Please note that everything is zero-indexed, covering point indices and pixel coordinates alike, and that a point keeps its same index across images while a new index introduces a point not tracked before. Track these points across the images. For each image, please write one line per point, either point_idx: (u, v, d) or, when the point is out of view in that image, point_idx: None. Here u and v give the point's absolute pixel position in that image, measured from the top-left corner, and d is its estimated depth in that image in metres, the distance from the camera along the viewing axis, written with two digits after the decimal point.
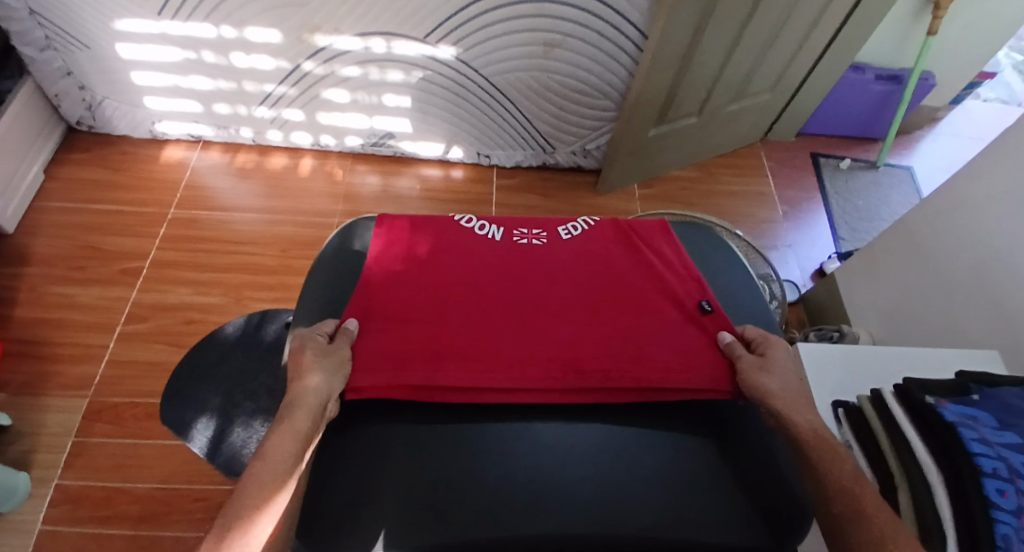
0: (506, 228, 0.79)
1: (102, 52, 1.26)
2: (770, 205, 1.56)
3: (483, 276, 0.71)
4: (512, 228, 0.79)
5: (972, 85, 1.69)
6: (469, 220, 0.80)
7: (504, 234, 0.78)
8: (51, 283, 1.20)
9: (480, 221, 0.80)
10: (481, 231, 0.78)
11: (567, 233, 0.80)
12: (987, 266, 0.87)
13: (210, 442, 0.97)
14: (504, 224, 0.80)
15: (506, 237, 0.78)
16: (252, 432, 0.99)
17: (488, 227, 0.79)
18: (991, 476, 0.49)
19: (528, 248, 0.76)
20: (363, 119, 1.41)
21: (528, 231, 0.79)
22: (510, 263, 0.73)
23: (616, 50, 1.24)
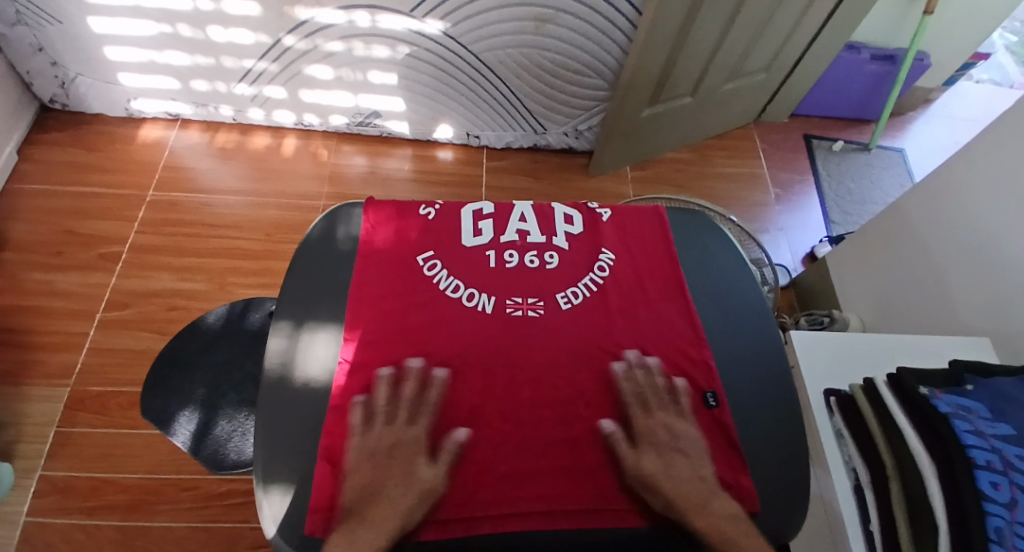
0: (498, 297, 0.67)
1: (73, 26, 1.20)
2: (762, 188, 1.55)
3: (468, 362, 0.61)
4: (506, 295, 0.67)
5: (966, 66, 1.67)
6: (455, 287, 0.67)
7: (496, 306, 0.66)
8: (27, 269, 1.16)
9: (468, 288, 0.67)
10: (468, 303, 0.66)
11: (567, 300, 0.67)
12: (978, 253, 0.87)
13: (193, 436, 0.99)
14: (496, 291, 0.67)
15: (498, 308, 0.66)
16: (238, 426, 1.02)
17: (478, 296, 0.67)
18: (984, 468, 0.49)
19: (524, 323, 0.65)
20: (349, 98, 1.36)
21: (523, 299, 0.67)
22: (501, 342, 0.63)
23: (610, 27, 1.21)
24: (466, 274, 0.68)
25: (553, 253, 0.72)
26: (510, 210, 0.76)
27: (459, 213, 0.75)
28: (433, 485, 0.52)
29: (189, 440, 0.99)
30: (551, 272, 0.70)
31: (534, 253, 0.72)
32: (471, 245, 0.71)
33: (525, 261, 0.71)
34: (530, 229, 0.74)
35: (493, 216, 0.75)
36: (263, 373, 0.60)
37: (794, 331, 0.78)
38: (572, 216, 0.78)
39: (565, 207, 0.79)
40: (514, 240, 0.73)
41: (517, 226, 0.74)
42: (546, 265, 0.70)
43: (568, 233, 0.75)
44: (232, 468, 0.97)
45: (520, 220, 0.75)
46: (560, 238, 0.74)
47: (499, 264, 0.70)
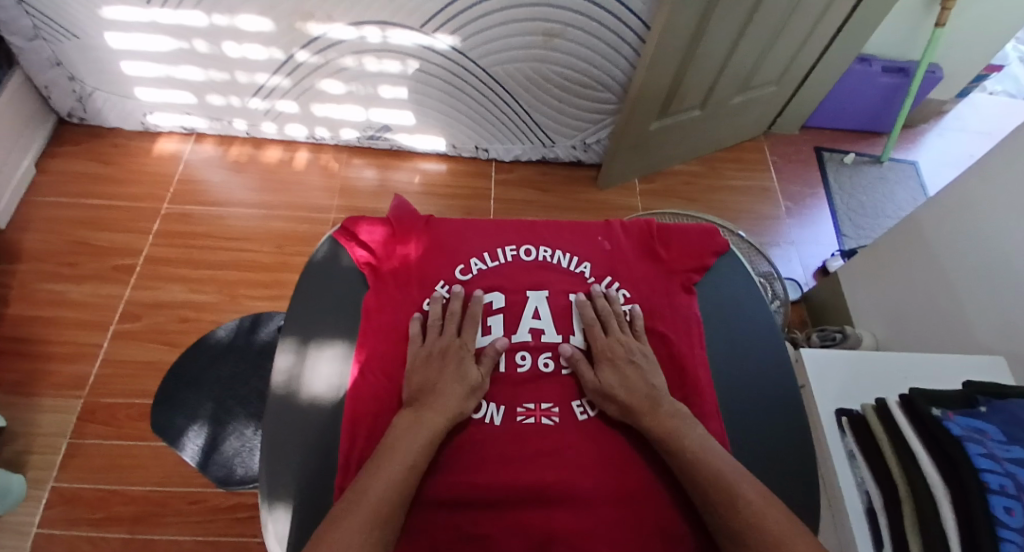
0: (508, 405, 0.61)
1: (91, 41, 1.23)
2: (772, 200, 1.54)
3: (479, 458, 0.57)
4: (516, 404, 0.61)
5: (980, 77, 1.65)
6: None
7: (505, 417, 0.60)
8: (43, 280, 1.19)
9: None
10: (473, 415, 0.60)
11: (583, 410, 0.61)
12: (994, 269, 0.86)
13: (202, 450, 1.00)
14: (504, 400, 0.62)
15: (507, 419, 0.60)
16: (246, 441, 1.02)
17: (484, 406, 0.61)
18: (997, 493, 0.47)
19: (535, 435, 0.59)
20: (359, 112, 1.38)
21: (536, 405, 0.62)
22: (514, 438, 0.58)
23: (617, 41, 1.21)
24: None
25: (569, 353, 0.65)
26: (524, 304, 0.68)
27: (466, 305, 0.67)
28: (478, 384, 0.60)
29: (198, 452, 0.99)
30: (566, 380, 0.63)
31: (548, 354, 0.65)
32: (478, 347, 0.65)
33: (538, 363, 0.64)
34: (543, 326, 0.67)
35: (504, 309, 0.68)
36: (269, 389, 0.61)
37: (805, 350, 0.77)
38: (592, 309, 0.69)
39: (584, 298, 0.70)
40: (526, 340, 0.65)
41: (530, 325, 0.67)
42: (559, 371, 0.64)
43: (586, 331, 0.67)
44: (239, 482, 0.97)
45: (533, 316, 0.67)
46: (579, 336, 0.67)
47: (510, 369, 0.63)
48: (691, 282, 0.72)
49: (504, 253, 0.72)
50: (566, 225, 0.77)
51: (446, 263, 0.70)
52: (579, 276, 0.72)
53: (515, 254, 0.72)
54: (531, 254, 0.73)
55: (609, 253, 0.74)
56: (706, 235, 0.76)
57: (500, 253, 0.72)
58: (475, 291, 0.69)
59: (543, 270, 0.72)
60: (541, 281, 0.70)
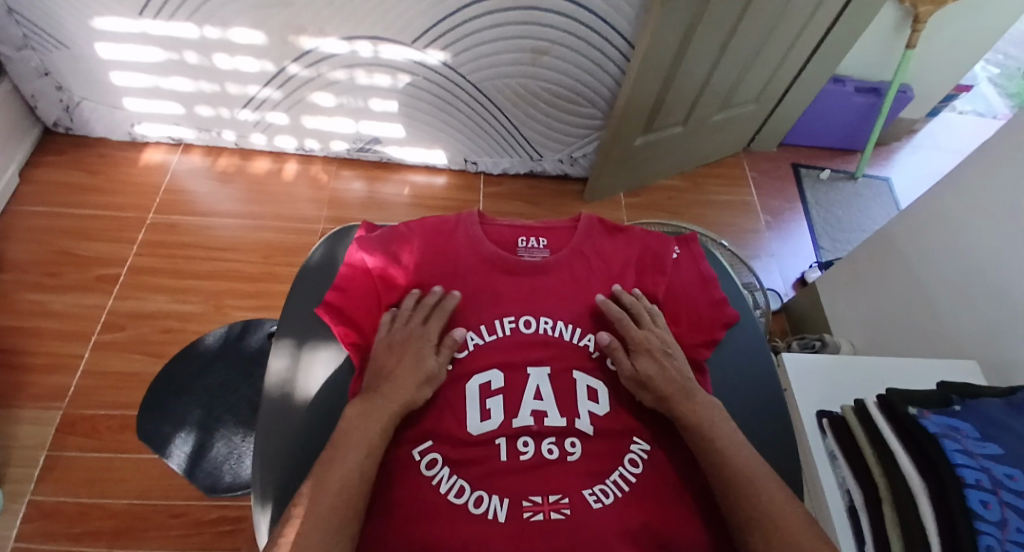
0: (511, 498, 0.53)
1: (81, 52, 1.23)
2: (753, 214, 1.59)
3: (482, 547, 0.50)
4: (521, 496, 0.53)
5: (947, 98, 1.74)
6: (460, 489, 0.54)
7: (510, 512, 0.52)
8: (24, 290, 1.16)
9: (475, 489, 0.54)
10: (476, 510, 0.52)
11: (597, 498, 0.54)
12: (965, 278, 0.90)
13: (189, 458, 0.97)
14: (507, 491, 0.54)
15: (512, 513, 0.52)
16: (234, 448, 0.99)
17: (487, 500, 0.53)
18: (974, 487, 0.50)
19: (546, 532, 0.51)
20: (349, 124, 1.39)
21: (543, 497, 0.53)
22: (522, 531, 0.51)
23: (603, 59, 1.25)
24: (473, 471, 0.55)
25: (575, 438, 0.58)
26: (524, 383, 0.60)
27: (463, 391, 0.60)
28: (434, 373, 0.59)
29: (184, 458, 0.97)
30: (573, 467, 0.56)
31: (552, 439, 0.58)
32: (477, 434, 0.57)
33: (541, 449, 0.57)
34: (547, 407, 0.59)
35: (503, 390, 0.60)
36: (263, 390, 0.62)
37: (787, 356, 0.80)
38: (597, 388, 0.62)
39: (590, 376, 0.62)
40: (528, 423, 0.58)
41: (531, 407, 0.59)
42: (565, 460, 0.56)
43: (592, 413, 0.60)
44: (227, 490, 0.95)
45: (534, 397, 0.60)
46: (584, 419, 0.59)
47: (511, 457, 0.56)
48: (697, 361, 0.70)
49: (502, 325, 0.64)
50: (571, 284, 0.68)
51: (446, 325, 0.63)
52: (584, 349, 0.64)
53: (515, 326, 0.63)
54: (531, 325, 0.64)
55: (622, 327, 0.66)
56: (714, 308, 0.73)
57: (498, 324, 0.64)
58: (474, 368, 0.61)
59: (546, 345, 0.63)
60: (543, 356, 0.62)
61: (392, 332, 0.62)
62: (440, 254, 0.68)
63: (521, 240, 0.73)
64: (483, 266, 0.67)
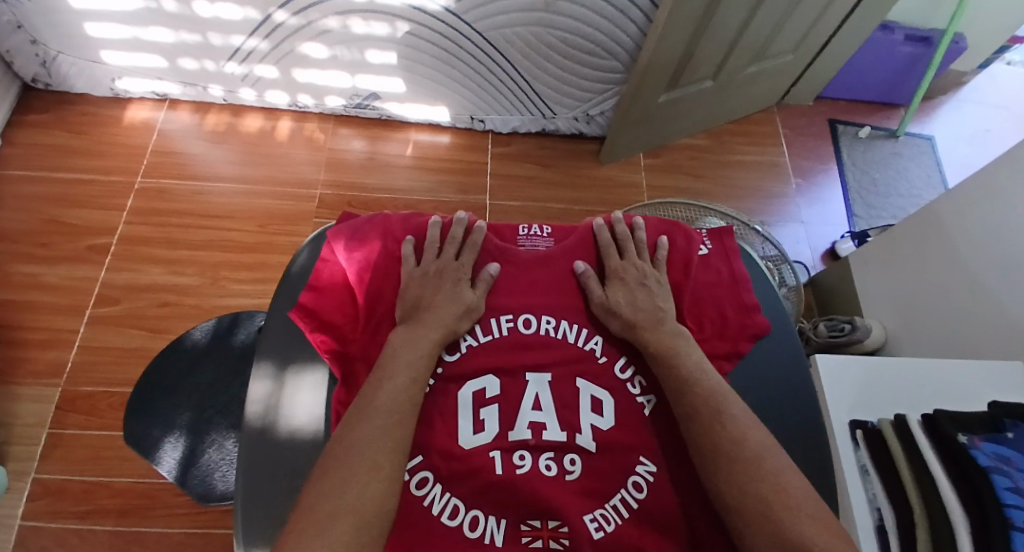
0: (509, 519, 0.48)
1: (48, 0, 1.11)
2: (782, 177, 1.47)
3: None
4: (520, 517, 0.48)
5: (1008, 46, 1.56)
6: (454, 509, 0.48)
7: (508, 534, 0.47)
8: (14, 261, 1.12)
9: (470, 509, 0.48)
10: (471, 534, 0.47)
11: (598, 525, 0.48)
12: (1021, 268, 0.81)
13: (179, 464, 0.94)
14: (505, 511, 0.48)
15: (510, 539, 0.47)
16: (227, 453, 0.97)
17: (483, 521, 0.48)
18: (1022, 532, 0.46)
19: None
20: (345, 78, 1.28)
21: (542, 521, 0.48)
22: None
23: (626, 5, 1.11)
24: (465, 489, 0.48)
25: (575, 454, 0.51)
26: (522, 391, 0.53)
27: (456, 399, 0.53)
28: (472, 306, 0.56)
29: (175, 464, 0.94)
30: (573, 489, 0.49)
31: (550, 454, 0.51)
32: (469, 448, 0.50)
33: (539, 464, 0.50)
34: (546, 419, 0.52)
35: (499, 399, 0.53)
36: (245, 420, 0.56)
37: (818, 354, 0.73)
38: (602, 398, 0.54)
39: (595, 384, 0.55)
40: (526, 437, 0.51)
41: (529, 418, 0.52)
42: (563, 479, 0.50)
43: (594, 427, 0.52)
44: (219, 499, 0.92)
45: (532, 408, 0.53)
46: (586, 435, 0.52)
47: (507, 470, 0.49)
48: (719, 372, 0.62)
49: (497, 325, 0.57)
50: (576, 277, 0.60)
51: (478, 260, 0.62)
52: (590, 353, 0.56)
53: (513, 326, 0.57)
54: (531, 325, 0.57)
55: (585, 315, 0.58)
56: (742, 314, 0.65)
57: (493, 324, 0.57)
58: (467, 372, 0.54)
59: (546, 348, 0.56)
60: (543, 360, 0.55)
61: (410, 287, 0.57)
62: (430, 245, 0.62)
63: (521, 227, 0.66)
64: (476, 259, 0.60)
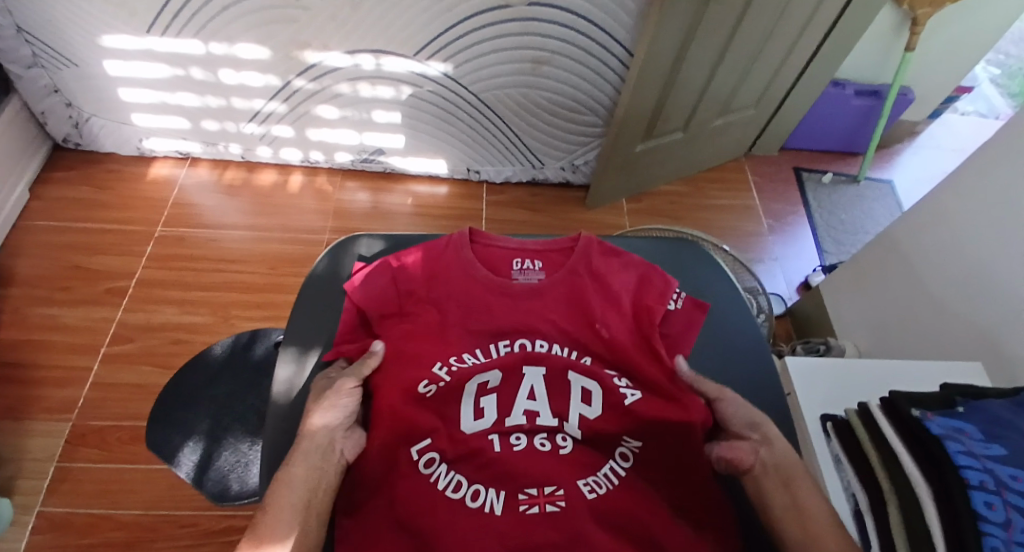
0: (508, 490, 0.54)
1: (89, 69, 1.26)
2: (755, 218, 1.59)
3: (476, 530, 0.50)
4: (517, 488, 0.54)
5: (949, 99, 1.74)
6: (457, 484, 0.54)
7: (506, 505, 0.53)
8: (35, 304, 1.18)
9: (472, 483, 0.55)
10: (472, 504, 0.53)
11: (591, 489, 0.54)
12: (970, 278, 0.90)
13: (197, 467, 0.97)
14: (505, 483, 0.55)
15: (508, 507, 0.53)
16: (241, 456, 0.99)
17: (484, 493, 0.54)
18: (978, 489, 0.49)
19: (543, 526, 0.51)
20: (353, 136, 1.41)
21: (539, 490, 0.54)
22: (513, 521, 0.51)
23: (602, 67, 1.27)
24: (470, 467, 0.56)
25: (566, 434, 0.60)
26: (519, 382, 0.62)
27: (462, 387, 0.61)
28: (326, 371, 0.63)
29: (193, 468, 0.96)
30: (565, 461, 0.57)
31: (544, 435, 0.59)
32: (470, 433, 0.58)
33: (534, 442, 0.58)
34: (540, 408, 0.61)
35: (498, 390, 0.61)
36: (271, 398, 0.63)
37: (789, 359, 0.80)
38: (591, 389, 0.62)
39: (585, 378, 0.62)
40: (521, 422, 0.59)
41: (524, 407, 0.61)
42: (558, 453, 0.58)
43: (582, 415, 0.60)
44: (234, 498, 0.94)
45: (527, 397, 0.61)
46: (574, 422, 0.60)
47: (504, 449, 0.57)
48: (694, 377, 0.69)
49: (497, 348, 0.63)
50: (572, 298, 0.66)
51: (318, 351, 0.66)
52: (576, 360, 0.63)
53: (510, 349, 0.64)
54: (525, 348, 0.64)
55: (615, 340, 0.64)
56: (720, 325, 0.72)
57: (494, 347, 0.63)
58: (472, 372, 0.61)
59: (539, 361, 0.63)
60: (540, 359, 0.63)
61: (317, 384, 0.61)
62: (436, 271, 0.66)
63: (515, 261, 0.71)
64: (477, 284, 0.65)
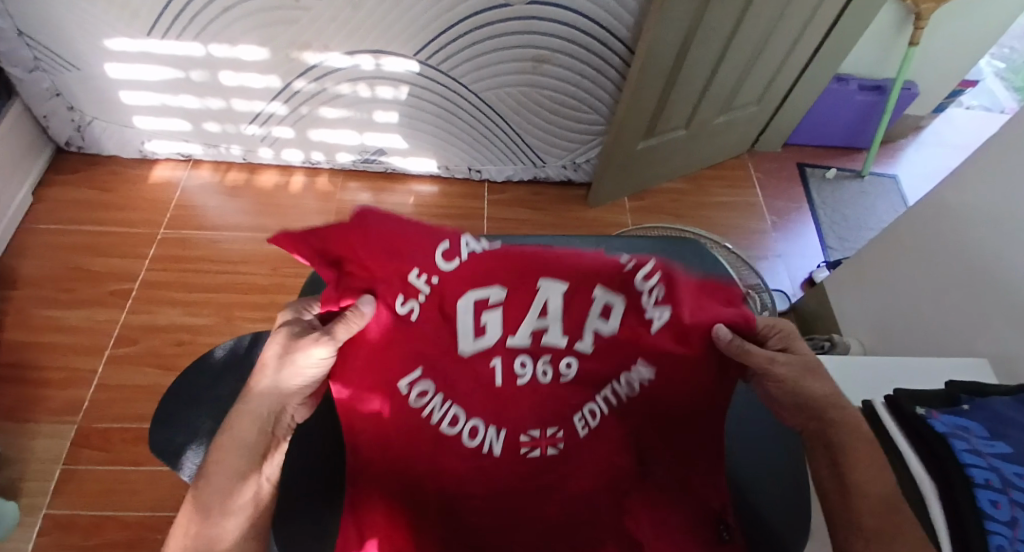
0: (508, 431, 0.55)
1: (91, 72, 1.26)
2: (758, 215, 1.58)
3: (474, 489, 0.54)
4: (520, 429, 0.56)
5: (953, 93, 1.73)
6: (453, 419, 0.54)
7: (505, 445, 0.55)
8: (40, 306, 1.19)
9: (470, 420, 0.55)
10: (471, 441, 0.54)
11: (585, 423, 0.56)
12: (975, 274, 0.89)
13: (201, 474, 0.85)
14: (505, 424, 0.55)
15: (507, 449, 0.55)
16: None
17: (483, 432, 0.55)
18: (983, 487, 0.49)
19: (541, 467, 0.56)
20: (353, 136, 1.41)
21: (540, 433, 0.56)
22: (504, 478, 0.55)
23: (603, 65, 1.26)
24: (465, 401, 0.54)
25: (572, 359, 0.54)
26: (531, 295, 0.51)
27: (442, 308, 0.51)
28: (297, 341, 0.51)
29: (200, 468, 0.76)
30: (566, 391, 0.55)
31: (546, 360, 0.54)
32: (469, 353, 0.52)
33: (537, 371, 0.54)
34: (548, 325, 0.53)
35: (502, 304, 0.52)
36: None
37: None
38: (615, 304, 0.51)
39: (610, 290, 0.51)
40: (524, 344, 0.53)
41: (532, 326, 0.53)
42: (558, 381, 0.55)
43: (597, 333, 0.53)
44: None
45: (539, 314, 0.52)
46: (585, 340, 0.53)
47: (508, 380, 0.54)
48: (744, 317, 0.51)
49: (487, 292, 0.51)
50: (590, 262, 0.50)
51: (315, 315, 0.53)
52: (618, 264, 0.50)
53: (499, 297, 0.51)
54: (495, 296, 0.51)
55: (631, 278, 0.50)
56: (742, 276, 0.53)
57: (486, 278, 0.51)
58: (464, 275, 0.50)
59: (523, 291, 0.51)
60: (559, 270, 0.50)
61: (284, 327, 0.53)
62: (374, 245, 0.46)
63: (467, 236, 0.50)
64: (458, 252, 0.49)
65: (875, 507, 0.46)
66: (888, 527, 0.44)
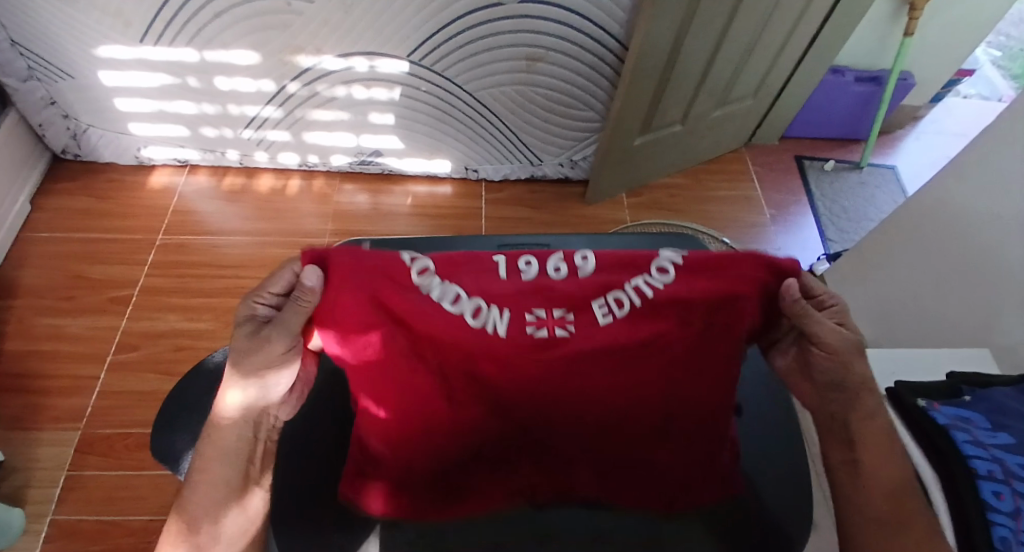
0: (512, 311, 0.53)
1: (85, 80, 1.26)
2: (757, 208, 1.58)
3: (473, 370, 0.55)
4: (522, 310, 0.53)
5: (950, 82, 1.72)
6: (476, 310, 0.53)
7: (514, 324, 0.53)
8: (40, 315, 1.19)
9: (474, 300, 0.53)
10: (472, 320, 0.52)
11: (606, 311, 0.54)
12: (975, 264, 0.89)
13: None
14: (509, 305, 0.53)
15: (513, 324, 0.53)
16: None
17: (486, 312, 0.53)
18: (986, 479, 0.49)
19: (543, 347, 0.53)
20: (349, 138, 1.41)
21: (546, 313, 0.54)
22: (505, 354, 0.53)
23: (598, 62, 1.26)
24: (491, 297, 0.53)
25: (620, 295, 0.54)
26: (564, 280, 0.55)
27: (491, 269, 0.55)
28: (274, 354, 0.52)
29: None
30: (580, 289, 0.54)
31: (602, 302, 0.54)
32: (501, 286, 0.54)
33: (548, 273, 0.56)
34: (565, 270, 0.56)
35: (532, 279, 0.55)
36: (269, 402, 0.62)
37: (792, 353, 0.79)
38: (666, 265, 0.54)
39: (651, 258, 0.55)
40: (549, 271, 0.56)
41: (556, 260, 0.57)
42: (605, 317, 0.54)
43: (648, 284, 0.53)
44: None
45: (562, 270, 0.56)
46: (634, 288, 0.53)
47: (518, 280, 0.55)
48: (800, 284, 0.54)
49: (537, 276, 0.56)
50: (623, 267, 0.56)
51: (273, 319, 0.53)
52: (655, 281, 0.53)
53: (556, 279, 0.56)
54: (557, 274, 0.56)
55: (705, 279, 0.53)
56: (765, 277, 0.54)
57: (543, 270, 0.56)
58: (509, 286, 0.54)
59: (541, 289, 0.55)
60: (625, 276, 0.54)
61: (237, 328, 0.53)
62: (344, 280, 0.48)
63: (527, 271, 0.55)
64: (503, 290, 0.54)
65: (887, 495, 0.50)
66: (889, 516, 0.49)
